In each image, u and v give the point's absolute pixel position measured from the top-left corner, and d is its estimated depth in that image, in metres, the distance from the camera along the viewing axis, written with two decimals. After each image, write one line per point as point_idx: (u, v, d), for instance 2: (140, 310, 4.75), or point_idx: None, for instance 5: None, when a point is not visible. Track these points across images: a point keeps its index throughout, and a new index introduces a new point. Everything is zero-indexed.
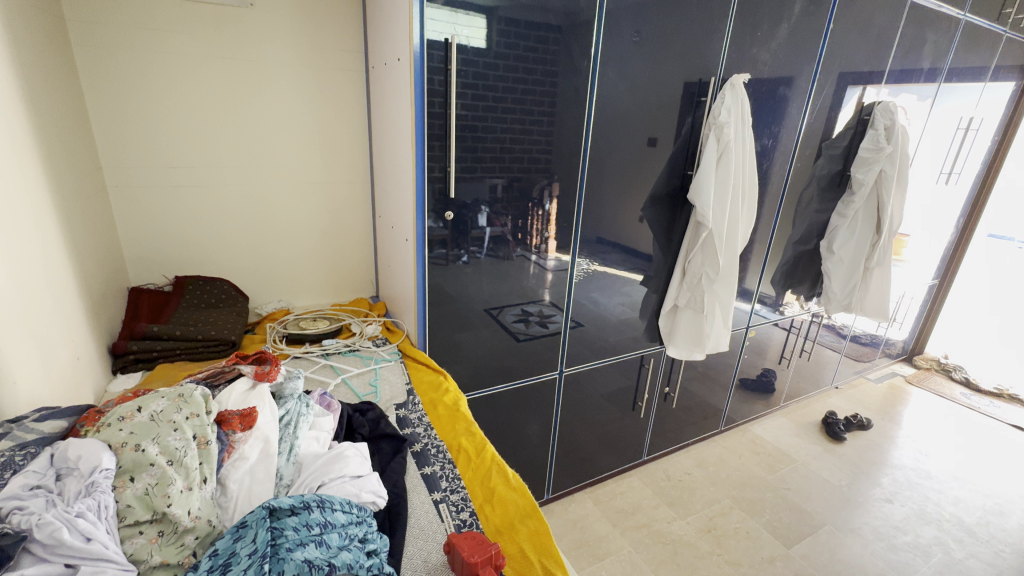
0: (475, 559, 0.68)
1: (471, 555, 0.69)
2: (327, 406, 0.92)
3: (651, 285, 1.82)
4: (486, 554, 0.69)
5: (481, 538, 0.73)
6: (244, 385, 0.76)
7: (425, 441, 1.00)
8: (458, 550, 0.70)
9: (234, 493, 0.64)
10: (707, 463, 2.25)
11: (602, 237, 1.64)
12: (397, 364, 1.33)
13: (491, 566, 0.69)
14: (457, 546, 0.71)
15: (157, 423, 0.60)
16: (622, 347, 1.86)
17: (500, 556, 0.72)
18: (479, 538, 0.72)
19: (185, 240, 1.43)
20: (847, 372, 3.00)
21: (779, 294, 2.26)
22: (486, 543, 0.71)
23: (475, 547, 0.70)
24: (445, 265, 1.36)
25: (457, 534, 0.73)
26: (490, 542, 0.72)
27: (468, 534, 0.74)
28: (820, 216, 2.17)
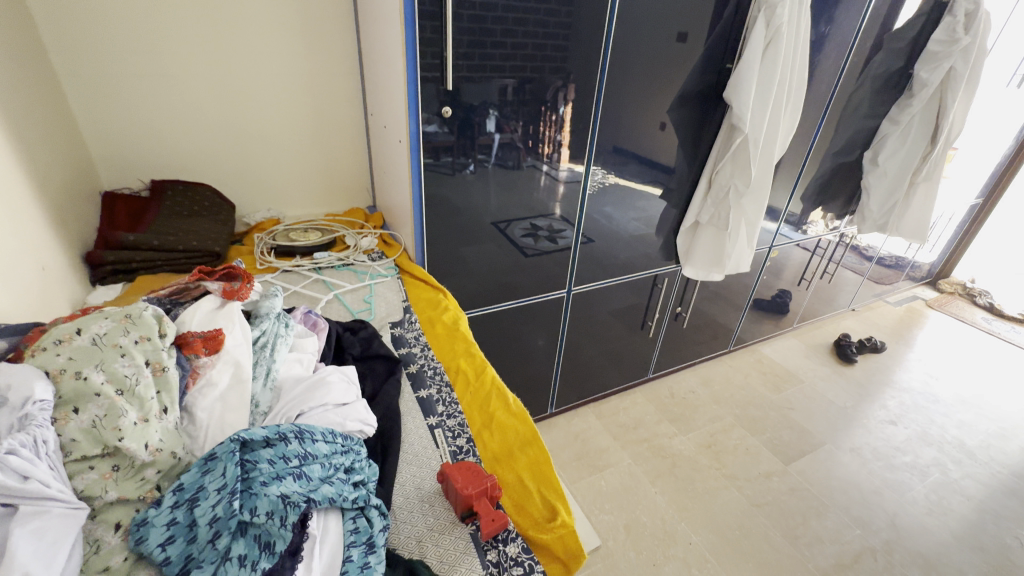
0: (470, 491, 0.65)
1: (466, 487, 0.65)
2: (312, 325, 0.85)
3: (671, 199, 1.67)
4: (482, 486, 0.65)
5: (477, 468, 0.69)
6: (210, 304, 0.66)
7: (420, 363, 0.95)
8: (452, 480, 0.67)
9: (203, 422, 0.58)
10: (712, 382, 2.24)
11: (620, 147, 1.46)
12: (393, 280, 1.24)
13: (487, 497, 0.66)
14: (452, 475, 0.67)
15: (100, 347, 0.52)
16: (635, 265, 1.75)
17: (496, 488, 0.68)
18: (474, 469, 0.68)
19: (161, 142, 1.30)
20: (865, 294, 2.90)
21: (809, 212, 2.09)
22: (480, 474, 0.67)
23: (471, 478, 0.67)
24: (453, 175, 1.23)
25: (451, 465, 0.69)
26: (487, 473, 0.67)
27: (463, 463, 0.70)
28: (868, 123, 1.93)
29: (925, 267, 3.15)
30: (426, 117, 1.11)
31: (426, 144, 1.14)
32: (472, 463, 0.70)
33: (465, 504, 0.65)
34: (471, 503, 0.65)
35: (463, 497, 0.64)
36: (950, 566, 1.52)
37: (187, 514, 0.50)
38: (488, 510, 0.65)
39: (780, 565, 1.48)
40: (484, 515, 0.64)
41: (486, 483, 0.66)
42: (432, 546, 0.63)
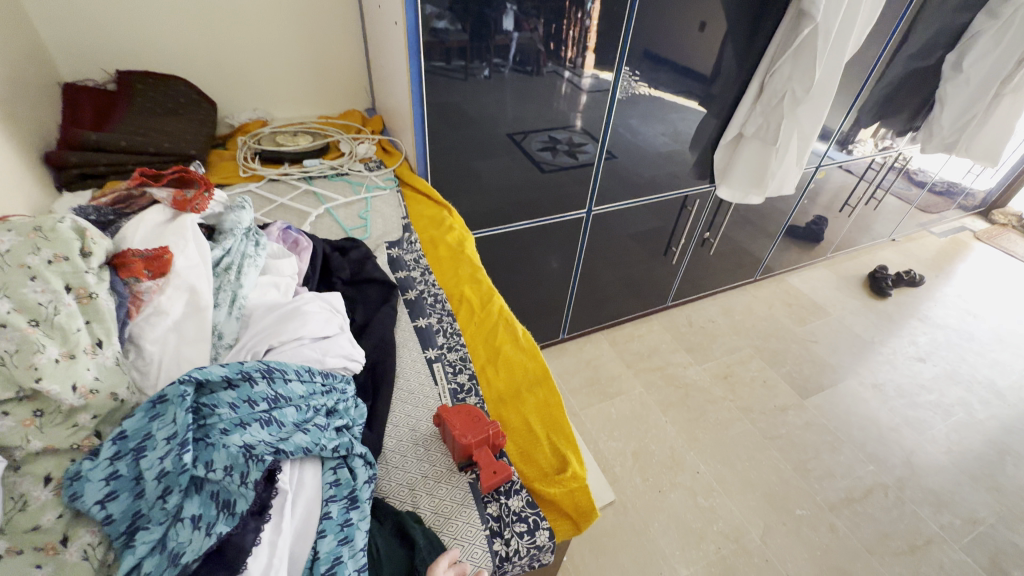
0: (470, 440, 0.57)
1: (465, 435, 0.57)
2: (292, 244, 0.73)
3: (713, 108, 1.44)
4: (484, 434, 0.57)
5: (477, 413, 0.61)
6: (157, 216, 0.55)
7: (420, 289, 0.84)
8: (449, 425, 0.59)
9: (154, 357, 0.49)
10: (734, 312, 2.14)
11: (649, 53, 1.21)
12: (393, 193, 1.11)
13: (488, 445, 0.58)
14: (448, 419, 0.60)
15: (4, 268, 0.41)
16: (664, 184, 1.57)
17: (499, 435, 0.60)
18: (475, 414, 0.60)
19: (120, 24, 1.11)
20: (909, 223, 2.68)
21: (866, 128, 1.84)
22: (482, 421, 0.59)
23: (470, 424, 0.59)
24: (465, 81, 1.05)
25: (449, 409, 0.60)
26: (489, 419, 0.59)
27: (461, 406, 0.61)
28: (958, 17, 1.61)
29: (980, 194, 2.87)
30: (433, 10, 0.92)
31: (433, 41, 0.96)
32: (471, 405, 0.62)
33: (464, 452, 0.57)
34: (471, 452, 0.58)
35: (462, 445, 0.56)
36: (962, 504, 1.50)
37: (133, 466, 0.42)
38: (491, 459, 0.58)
39: (788, 496, 1.47)
40: (486, 464, 0.57)
41: (489, 430, 0.58)
42: (426, 495, 0.56)
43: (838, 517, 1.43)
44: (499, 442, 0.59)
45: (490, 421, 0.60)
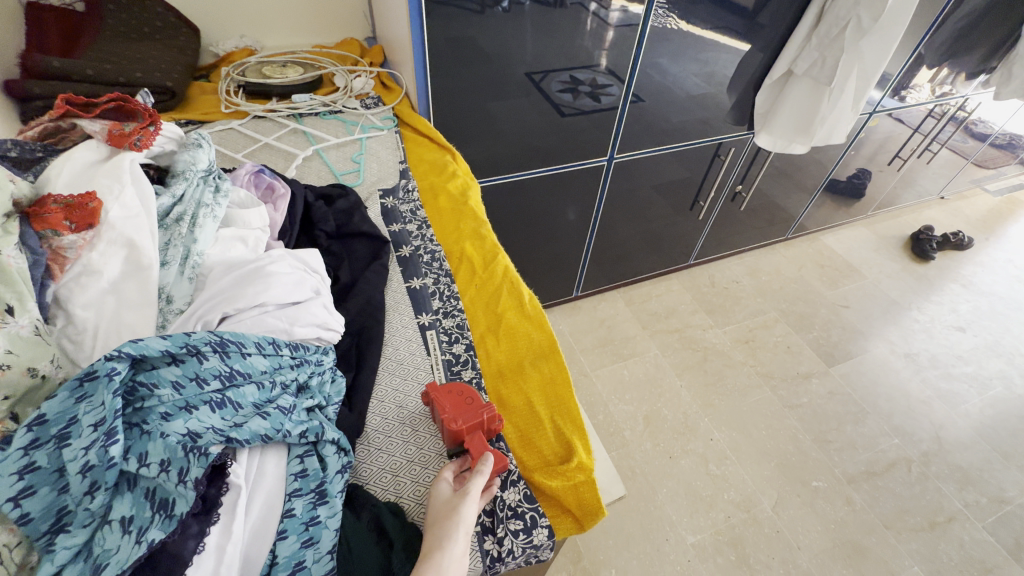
0: (462, 426, 0.49)
1: (455, 420, 0.50)
2: (266, 190, 0.64)
3: (759, 41, 1.25)
4: (478, 418, 0.50)
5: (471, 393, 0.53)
6: (87, 155, 0.46)
7: (415, 245, 0.75)
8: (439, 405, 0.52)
9: (87, 324, 0.41)
10: (761, 272, 2.01)
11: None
12: (391, 134, 0.99)
13: (483, 431, 0.51)
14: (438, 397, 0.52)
15: None
16: (696, 130, 1.41)
17: (495, 420, 0.52)
18: (468, 396, 0.52)
19: None
20: (962, 179, 2.45)
21: (930, 69, 1.62)
22: (476, 403, 0.52)
23: (463, 406, 0.51)
24: (482, 15, 0.91)
25: (439, 387, 0.53)
26: (484, 401, 0.52)
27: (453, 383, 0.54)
28: None
29: None
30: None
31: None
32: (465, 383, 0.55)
33: (454, 438, 0.50)
34: (464, 437, 0.50)
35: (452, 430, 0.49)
36: (991, 482, 1.42)
37: (54, 456, 0.35)
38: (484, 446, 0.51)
39: (805, 467, 1.41)
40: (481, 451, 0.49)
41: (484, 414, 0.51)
42: (411, 483, 0.50)
43: (856, 490, 1.37)
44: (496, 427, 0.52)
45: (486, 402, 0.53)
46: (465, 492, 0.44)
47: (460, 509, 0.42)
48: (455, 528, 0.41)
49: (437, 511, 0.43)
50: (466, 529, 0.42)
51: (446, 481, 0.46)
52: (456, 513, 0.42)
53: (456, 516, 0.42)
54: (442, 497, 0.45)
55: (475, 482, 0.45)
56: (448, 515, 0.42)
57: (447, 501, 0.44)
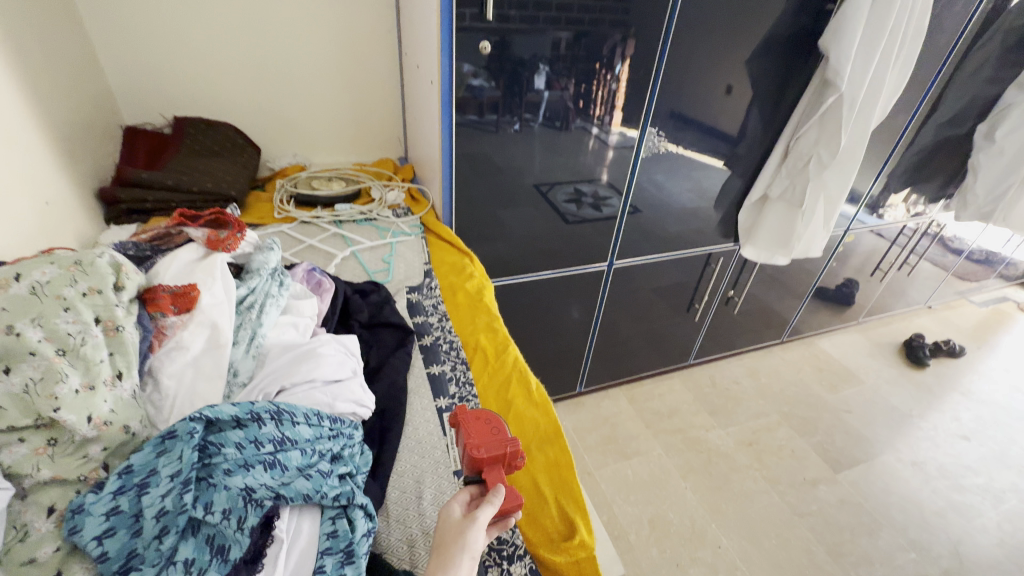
0: (484, 454, 0.51)
1: (477, 449, 0.52)
2: (315, 286, 0.75)
3: (738, 169, 1.45)
4: (500, 450, 0.52)
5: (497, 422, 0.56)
6: (191, 254, 0.57)
7: (436, 335, 0.85)
8: (465, 428, 0.54)
9: (169, 391, 0.50)
10: (760, 374, 2.06)
11: (670, 124, 1.25)
12: (417, 239, 1.14)
13: (502, 464, 0.53)
14: (467, 419, 0.55)
15: (39, 298, 0.43)
16: (688, 241, 1.57)
17: (516, 455, 0.54)
18: (494, 427, 0.54)
19: (179, 73, 1.22)
20: (946, 291, 2.58)
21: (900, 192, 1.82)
22: (500, 436, 0.54)
23: (488, 434, 0.54)
24: (496, 133, 1.10)
25: (468, 414, 0.56)
26: (509, 435, 0.54)
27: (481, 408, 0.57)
28: (988, 89, 1.62)
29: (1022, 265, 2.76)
30: (471, 69, 0.99)
31: (468, 96, 1.02)
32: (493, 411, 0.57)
33: (473, 464, 0.52)
34: (482, 465, 0.52)
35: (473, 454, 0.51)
36: None
37: (134, 501, 0.42)
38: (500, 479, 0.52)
39: None
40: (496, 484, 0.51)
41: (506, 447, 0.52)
42: (426, 553, 0.54)
43: None
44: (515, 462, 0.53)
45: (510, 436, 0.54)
46: (473, 517, 0.45)
47: (467, 534, 0.44)
48: (460, 551, 0.43)
49: (444, 534, 0.45)
50: (471, 554, 0.43)
51: (457, 505, 0.48)
52: (462, 536, 0.44)
53: (462, 541, 0.43)
54: (451, 520, 0.46)
55: (484, 508, 0.47)
56: (455, 538, 0.44)
57: (456, 523, 0.45)
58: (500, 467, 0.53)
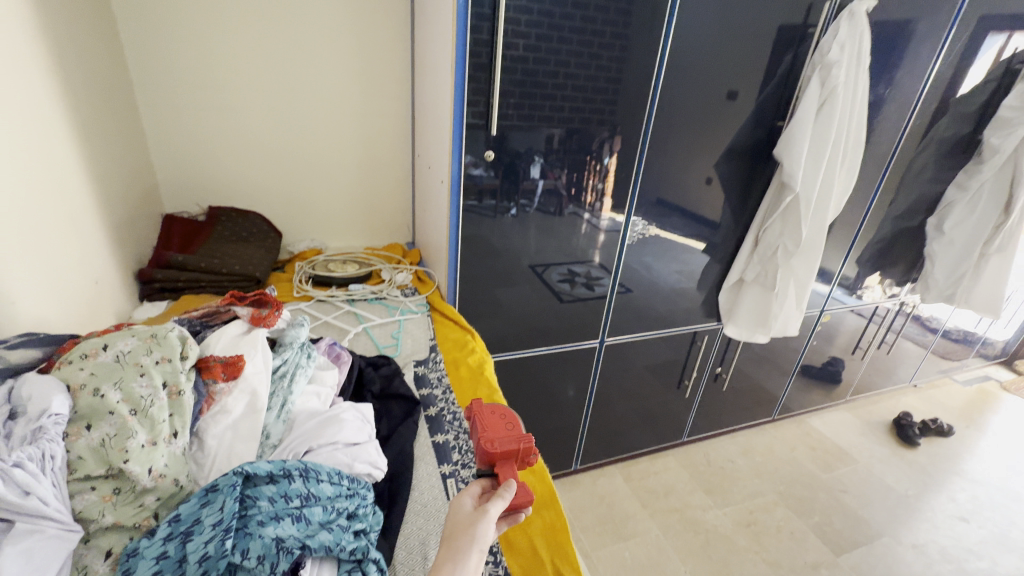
0: (498, 449, 0.56)
1: (491, 445, 0.56)
2: (335, 357, 0.83)
3: (715, 255, 1.60)
4: (514, 446, 0.57)
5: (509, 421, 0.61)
6: (237, 329, 0.67)
7: (440, 406, 0.92)
8: (481, 424, 0.59)
9: (211, 451, 0.56)
10: (754, 452, 2.07)
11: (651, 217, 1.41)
12: (423, 317, 1.24)
13: (514, 461, 0.57)
14: (482, 417, 0.60)
15: (121, 365, 0.51)
16: (674, 320, 1.68)
17: (527, 453, 0.58)
18: (507, 425, 0.60)
19: (218, 169, 1.38)
20: (929, 370, 2.66)
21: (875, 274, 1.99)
22: (512, 434, 0.58)
23: (502, 430, 0.59)
24: (494, 217, 1.23)
25: (483, 411, 0.61)
26: (521, 434, 0.58)
27: (494, 408, 0.62)
28: (932, 187, 1.83)
29: (999, 345, 2.87)
30: (472, 160, 1.13)
31: (470, 184, 1.16)
32: (506, 410, 0.62)
33: (486, 459, 0.57)
34: (495, 460, 0.57)
35: (488, 449, 0.56)
36: None
37: (179, 547, 0.47)
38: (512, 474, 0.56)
39: None
40: (507, 478, 0.55)
41: (519, 443, 0.57)
42: None
43: None
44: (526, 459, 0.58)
45: (522, 433, 0.59)
46: (483, 511, 0.48)
47: (476, 526, 0.47)
48: (470, 541, 0.46)
49: (456, 523, 0.48)
50: (479, 545, 0.46)
51: (468, 499, 0.51)
52: (472, 529, 0.47)
53: (472, 532, 0.46)
54: (462, 512, 0.49)
55: (494, 502, 0.50)
56: (466, 530, 0.47)
57: (467, 516, 0.48)
58: (511, 462, 0.58)
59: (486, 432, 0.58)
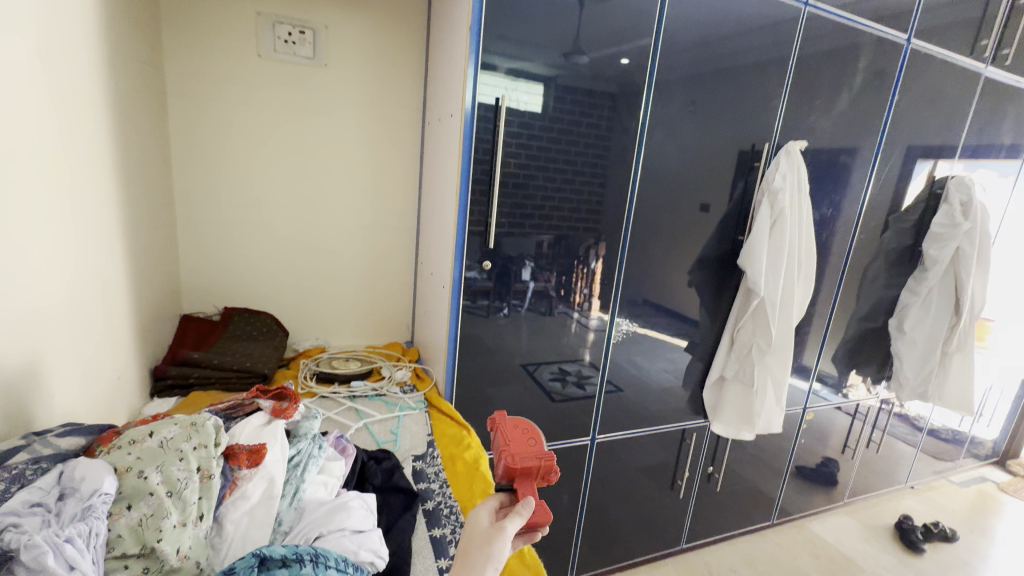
0: (518, 466, 0.57)
1: (512, 460, 0.58)
2: (341, 450, 0.89)
3: (696, 353, 1.70)
4: (535, 463, 0.58)
5: (533, 438, 0.62)
6: (260, 420, 0.74)
7: (438, 500, 0.95)
8: (503, 440, 0.61)
9: (229, 535, 0.60)
10: (756, 561, 1.99)
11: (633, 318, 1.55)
12: (421, 413, 1.30)
13: (534, 478, 0.59)
14: (506, 433, 0.62)
15: (164, 449, 0.58)
16: (663, 418, 1.72)
17: (551, 470, 0.58)
18: (530, 440, 0.61)
19: (238, 274, 1.52)
20: (925, 472, 2.62)
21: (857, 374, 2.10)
22: (534, 449, 0.60)
23: (523, 446, 0.60)
24: (486, 316, 1.33)
25: (506, 424, 0.63)
26: (543, 450, 0.60)
27: (518, 425, 0.63)
28: (888, 292, 2.01)
29: (988, 444, 2.88)
30: (469, 265, 1.27)
31: (466, 287, 1.28)
32: (530, 426, 0.64)
33: (506, 474, 0.58)
34: (514, 475, 0.58)
35: (508, 464, 0.57)
36: None
37: None
38: (530, 492, 0.58)
39: None
40: (525, 495, 0.57)
41: (541, 461, 0.58)
42: None
43: None
44: (546, 477, 0.59)
45: (544, 450, 0.60)
46: (500, 531, 0.52)
47: (493, 546, 0.50)
48: (486, 562, 0.49)
49: (469, 542, 0.51)
50: (494, 564, 0.50)
51: (485, 515, 0.54)
52: (489, 548, 0.50)
53: (489, 552, 0.50)
54: (479, 529, 0.53)
55: (510, 522, 0.53)
56: (482, 548, 0.50)
57: (484, 533, 0.52)
58: (531, 479, 0.59)
59: (508, 448, 0.60)
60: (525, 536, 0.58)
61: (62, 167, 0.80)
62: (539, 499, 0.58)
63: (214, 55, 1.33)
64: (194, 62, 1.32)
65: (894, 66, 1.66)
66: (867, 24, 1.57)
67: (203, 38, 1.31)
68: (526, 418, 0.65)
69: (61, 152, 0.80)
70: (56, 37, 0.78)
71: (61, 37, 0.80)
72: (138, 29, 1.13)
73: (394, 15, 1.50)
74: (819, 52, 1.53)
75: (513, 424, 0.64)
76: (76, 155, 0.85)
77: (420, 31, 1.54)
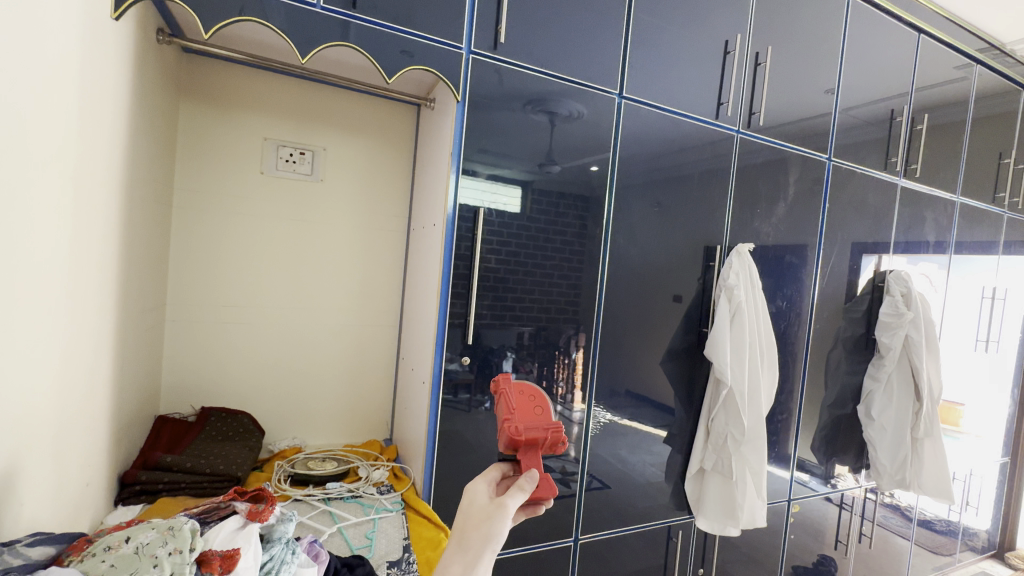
0: (523, 437, 0.66)
1: (517, 431, 0.66)
2: (314, 556, 0.86)
3: (675, 444, 1.72)
4: (540, 434, 0.66)
5: (539, 407, 0.70)
6: (234, 523, 0.74)
7: None
8: (510, 408, 0.69)
9: None
10: None
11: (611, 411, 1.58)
12: (397, 515, 1.30)
13: (536, 448, 0.67)
14: (512, 401, 0.69)
15: (140, 556, 0.61)
16: (648, 514, 1.68)
17: (555, 438, 0.67)
18: (534, 405, 0.70)
19: (223, 373, 1.53)
20: (928, 570, 2.47)
21: (841, 462, 2.11)
22: (538, 415, 0.69)
23: (530, 416, 0.68)
24: (468, 411, 1.34)
25: (512, 389, 0.72)
26: (546, 418, 0.68)
27: (524, 391, 0.71)
28: (852, 378, 2.11)
29: (983, 535, 2.76)
30: (450, 358, 1.32)
31: (448, 381, 1.32)
32: (536, 394, 0.72)
33: (511, 444, 0.66)
34: (520, 445, 0.67)
35: (514, 435, 0.65)
36: None
37: None
38: (534, 463, 0.67)
39: None
40: (529, 468, 0.67)
41: (546, 432, 0.66)
42: None
43: None
44: (551, 447, 0.67)
45: (550, 421, 0.68)
46: (499, 512, 0.60)
47: (492, 527, 0.59)
48: (483, 545, 0.58)
49: (470, 516, 0.61)
50: (492, 547, 0.58)
51: (482, 493, 0.64)
52: (487, 528, 0.59)
53: (487, 536, 0.58)
54: (479, 506, 0.62)
55: (509, 501, 0.61)
56: (482, 527, 0.59)
57: (483, 510, 0.61)
58: (536, 448, 0.68)
59: (514, 416, 0.68)
60: (528, 509, 0.67)
61: (72, 276, 0.88)
62: (543, 473, 0.67)
63: (217, 171, 1.47)
64: (200, 178, 1.45)
65: (821, 178, 1.92)
66: (791, 145, 1.84)
67: (211, 157, 1.46)
68: (532, 386, 0.72)
69: (73, 261, 0.88)
70: (87, 165, 0.90)
71: (90, 165, 0.92)
72: (155, 152, 1.28)
73: (386, 137, 1.71)
74: (753, 168, 1.76)
75: (519, 391, 0.71)
76: (86, 264, 0.93)
77: (409, 150, 1.74)
